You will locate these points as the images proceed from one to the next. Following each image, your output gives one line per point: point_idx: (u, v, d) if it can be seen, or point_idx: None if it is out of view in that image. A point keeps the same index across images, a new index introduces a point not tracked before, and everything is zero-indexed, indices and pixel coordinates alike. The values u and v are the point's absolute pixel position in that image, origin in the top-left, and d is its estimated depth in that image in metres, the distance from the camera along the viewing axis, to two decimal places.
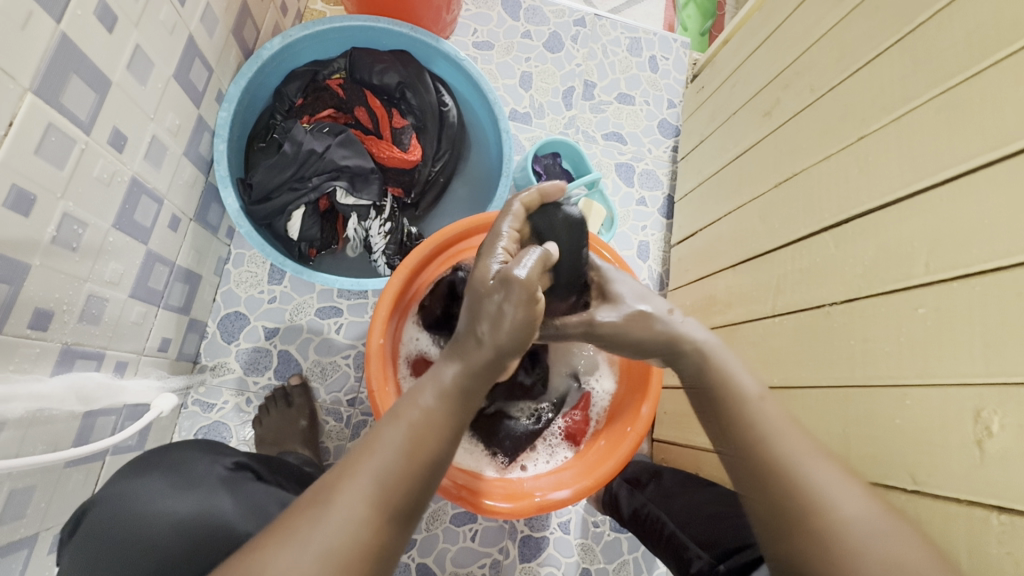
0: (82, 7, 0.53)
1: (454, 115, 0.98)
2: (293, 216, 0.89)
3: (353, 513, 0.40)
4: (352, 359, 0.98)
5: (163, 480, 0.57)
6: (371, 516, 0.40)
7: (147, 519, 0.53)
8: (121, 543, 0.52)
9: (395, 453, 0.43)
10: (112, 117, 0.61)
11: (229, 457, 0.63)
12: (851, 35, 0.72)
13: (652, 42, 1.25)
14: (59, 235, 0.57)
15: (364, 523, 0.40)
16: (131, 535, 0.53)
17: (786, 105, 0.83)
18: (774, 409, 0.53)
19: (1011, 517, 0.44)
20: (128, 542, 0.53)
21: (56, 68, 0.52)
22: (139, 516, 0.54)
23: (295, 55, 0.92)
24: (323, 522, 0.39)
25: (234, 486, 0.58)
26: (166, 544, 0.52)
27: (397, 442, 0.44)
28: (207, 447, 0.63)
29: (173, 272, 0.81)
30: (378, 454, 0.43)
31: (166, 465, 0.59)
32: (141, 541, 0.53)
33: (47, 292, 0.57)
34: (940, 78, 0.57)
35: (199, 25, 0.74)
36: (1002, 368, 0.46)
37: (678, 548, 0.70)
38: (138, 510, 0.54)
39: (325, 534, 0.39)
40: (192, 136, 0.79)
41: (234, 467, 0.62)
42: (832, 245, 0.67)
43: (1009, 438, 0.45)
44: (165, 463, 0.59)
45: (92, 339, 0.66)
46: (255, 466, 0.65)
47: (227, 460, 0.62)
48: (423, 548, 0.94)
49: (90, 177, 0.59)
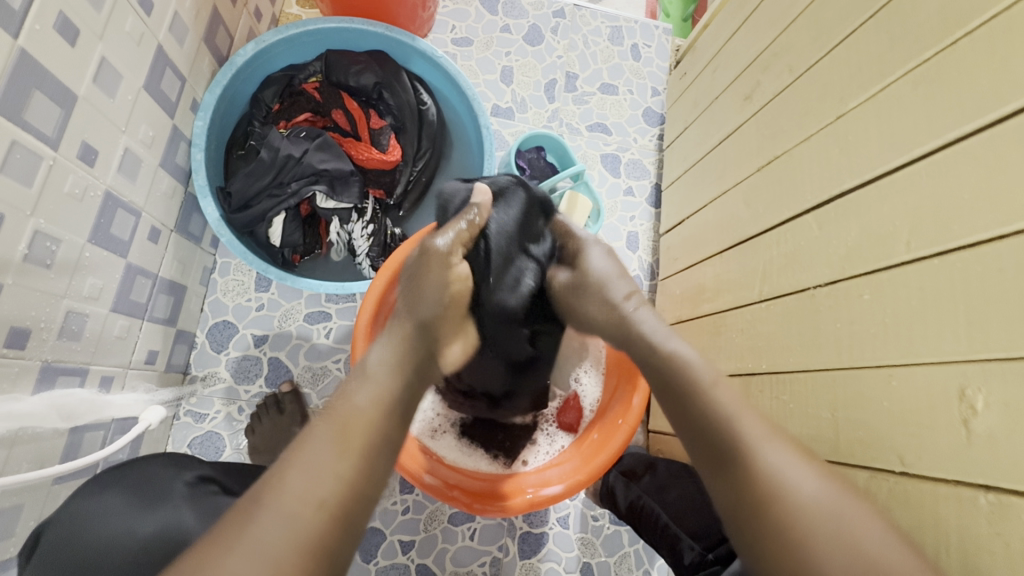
0: (40, 21, 0.53)
1: (434, 113, 0.97)
2: (274, 222, 0.88)
3: (294, 506, 0.38)
4: (342, 363, 0.97)
5: (124, 497, 0.57)
6: (316, 511, 0.39)
7: (122, 531, 0.54)
8: (95, 556, 0.52)
9: (332, 448, 0.42)
10: (80, 131, 0.61)
11: (191, 471, 0.63)
12: (828, 12, 0.71)
13: (633, 30, 1.24)
14: (31, 252, 0.57)
15: (303, 515, 0.38)
16: (107, 551, 0.52)
17: (766, 87, 0.82)
18: (728, 394, 0.51)
19: (998, 496, 0.43)
20: (106, 558, 0.52)
21: (17, 84, 0.51)
22: (117, 529, 0.54)
23: (269, 60, 0.91)
24: (262, 521, 0.37)
25: (190, 500, 0.58)
26: (156, 552, 0.53)
27: (331, 439, 0.43)
28: (170, 461, 0.63)
29: (156, 284, 0.81)
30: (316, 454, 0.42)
31: (146, 477, 0.59)
32: (124, 557, 0.52)
33: (23, 310, 0.57)
34: (917, 51, 0.56)
35: (167, 34, 0.73)
36: (987, 345, 0.44)
37: (671, 540, 0.70)
38: (123, 525, 0.54)
39: (263, 532, 0.37)
40: (168, 147, 0.79)
41: (195, 481, 0.61)
42: (815, 227, 0.66)
43: (993, 416, 0.44)
44: (131, 480, 0.58)
45: (74, 355, 0.66)
46: (220, 477, 0.65)
47: (191, 475, 0.62)
48: (423, 549, 0.94)
49: (61, 194, 0.59)
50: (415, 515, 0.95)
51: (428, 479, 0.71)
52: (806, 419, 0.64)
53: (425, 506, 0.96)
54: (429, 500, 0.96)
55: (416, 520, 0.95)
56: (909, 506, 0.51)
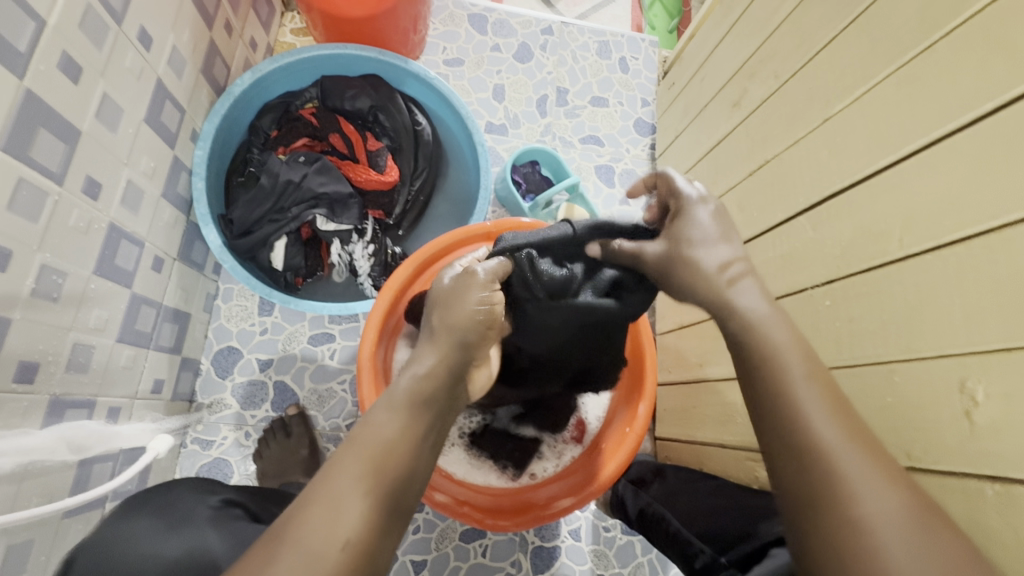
0: (45, 62, 0.54)
1: (429, 133, 0.98)
2: (276, 247, 0.89)
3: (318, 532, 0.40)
4: (347, 384, 0.98)
5: (154, 521, 0.57)
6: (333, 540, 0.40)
7: (154, 550, 0.54)
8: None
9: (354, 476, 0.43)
10: (84, 166, 0.62)
11: (216, 495, 0.63)
12: (809, 19, 0.73)
13: (620, 44, 1.27)
14: (39, 286, 0.57)
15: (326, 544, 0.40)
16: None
17: (754, 93, 0.83)
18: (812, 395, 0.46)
19: (1005, 486, 0.43)
20: None
21: (23, 124, 0.52)
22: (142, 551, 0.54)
23: (266, 88, 0.93)
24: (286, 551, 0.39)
25: (216, 522, 0.58)
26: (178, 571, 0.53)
27: (354, 469, 0.43)
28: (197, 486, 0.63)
29: (161, 313, 0.81)
30: (338, 476, 0.43)
31: (178, 506, 0.59)
32: None
33: (30, 345, 0.57)
34: (897, 54, 0.57)
35: (167, 69, 0.75)
36: (979, 337, 0.45)
37: (682, 547, 0.69)
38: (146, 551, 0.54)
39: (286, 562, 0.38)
40: (169, 177, 0.80)
41: (220, 505, 0.61)
42: (810, 227, 0.67)
43: (994, 407, 0.44)
44: (158, 504, 0.59)
45: (82, 388, 0.66)
46: (245, 501, 0.65)
47: (216, 497, 0.62)
48: (435, 568, 0.93)
49: (66, 228, 0.60)
50: (426, 534, 0.94)
51: (439, 496, 0.71)
52: None
53: (435, 524, 0.95)
54: (439, 517, 0.95)
55: (427, 539, 0.94)
56: None
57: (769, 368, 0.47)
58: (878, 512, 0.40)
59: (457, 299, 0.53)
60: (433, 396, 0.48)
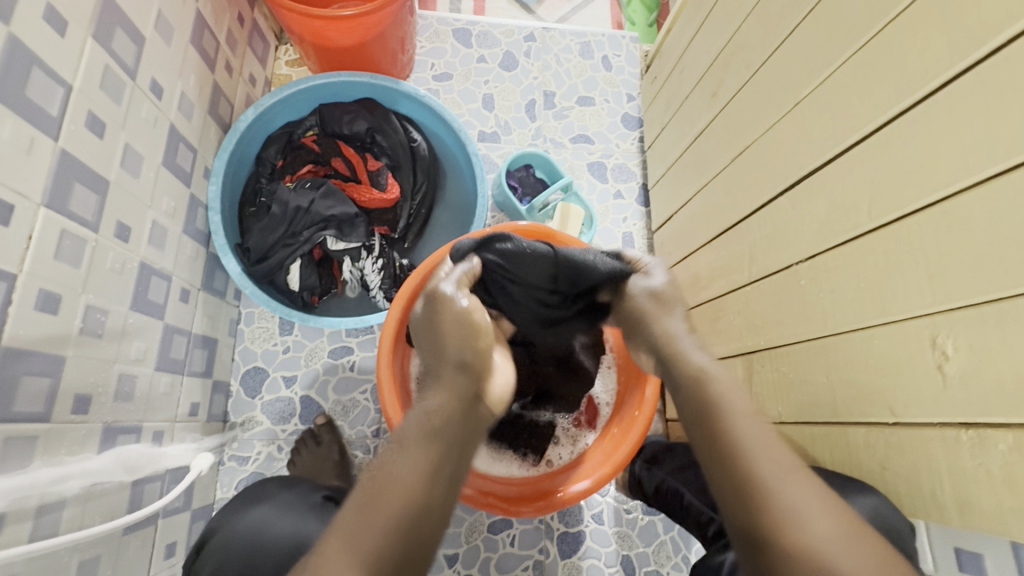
0: (74, 122, 0.60)
1: (425, 148, 1.03)
2: (292, 269, 0.95)
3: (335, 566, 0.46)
4: (369, 393, 1.03)
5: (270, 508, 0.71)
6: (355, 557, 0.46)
7: None
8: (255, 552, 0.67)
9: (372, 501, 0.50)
10: (115, 212, 0.68)
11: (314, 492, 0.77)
12: (773, 8, 0.76)
13: (601, 43, 1.31)
14: (86, 325, 0.63)
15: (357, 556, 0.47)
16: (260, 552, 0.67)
17: (729, 82, 0.87)
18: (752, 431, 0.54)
19: (977, 431, 0.47)
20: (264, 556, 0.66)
21: (61, 181, 0.58)
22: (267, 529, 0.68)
23: (268, 121, 0.99)
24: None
25: (319, 514, 0.71)
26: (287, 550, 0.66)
27: (371, 495, 0.51)
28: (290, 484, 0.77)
29: (191, 340, 0.87)
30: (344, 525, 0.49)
31: (284, 506, 0.72)
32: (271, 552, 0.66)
33: (83, 378, 0.63)
34: (854, 36, 0.61)
35: (177, 114, 0.81)
36: (945, 297, 0.49)
37: (695, 515, 0.74)
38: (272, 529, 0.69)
39: None
40: (188, 214, 0.86)
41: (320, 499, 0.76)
42: (789, 206, 0.71)
43: (962, 359, 0.48)
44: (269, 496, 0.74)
45: (128, 414, 0.72)
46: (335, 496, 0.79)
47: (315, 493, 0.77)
48: (467, 560, 0.98)
49: (104, 270, 0.66)
50: (456, 528, 0.99)
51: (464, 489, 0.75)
52: (806, 386, 0.68)
53: (464, 518, 1.00)
54: (466, 512, 1.00)
55: (457, 533, 0.99)
56: (906, 453, 0.55)
57: (706, 423, 0.56)
58: (813, 537, 0.45)
59: (444, 316, 0.65)
60: (444, 425, 0.56)
